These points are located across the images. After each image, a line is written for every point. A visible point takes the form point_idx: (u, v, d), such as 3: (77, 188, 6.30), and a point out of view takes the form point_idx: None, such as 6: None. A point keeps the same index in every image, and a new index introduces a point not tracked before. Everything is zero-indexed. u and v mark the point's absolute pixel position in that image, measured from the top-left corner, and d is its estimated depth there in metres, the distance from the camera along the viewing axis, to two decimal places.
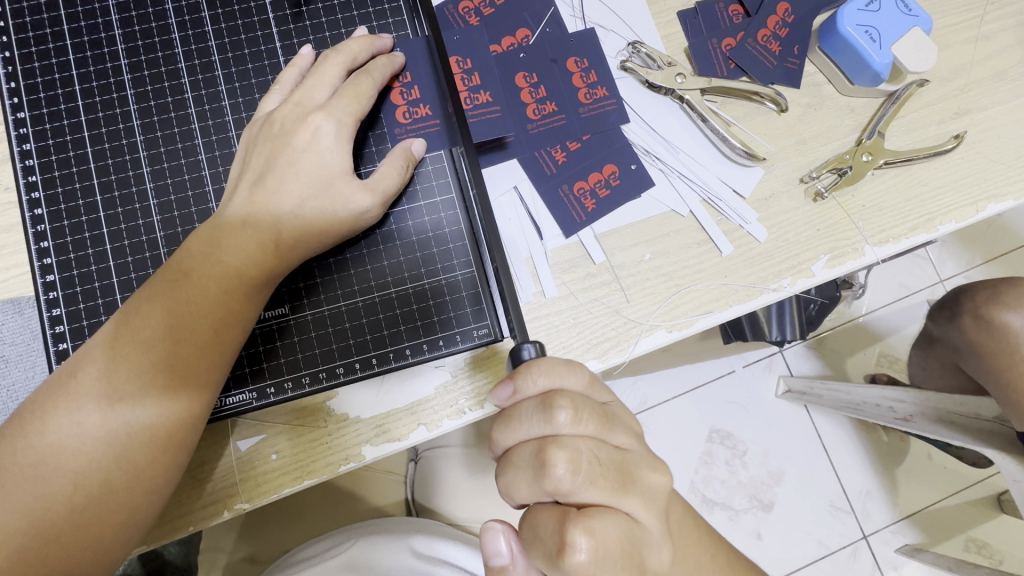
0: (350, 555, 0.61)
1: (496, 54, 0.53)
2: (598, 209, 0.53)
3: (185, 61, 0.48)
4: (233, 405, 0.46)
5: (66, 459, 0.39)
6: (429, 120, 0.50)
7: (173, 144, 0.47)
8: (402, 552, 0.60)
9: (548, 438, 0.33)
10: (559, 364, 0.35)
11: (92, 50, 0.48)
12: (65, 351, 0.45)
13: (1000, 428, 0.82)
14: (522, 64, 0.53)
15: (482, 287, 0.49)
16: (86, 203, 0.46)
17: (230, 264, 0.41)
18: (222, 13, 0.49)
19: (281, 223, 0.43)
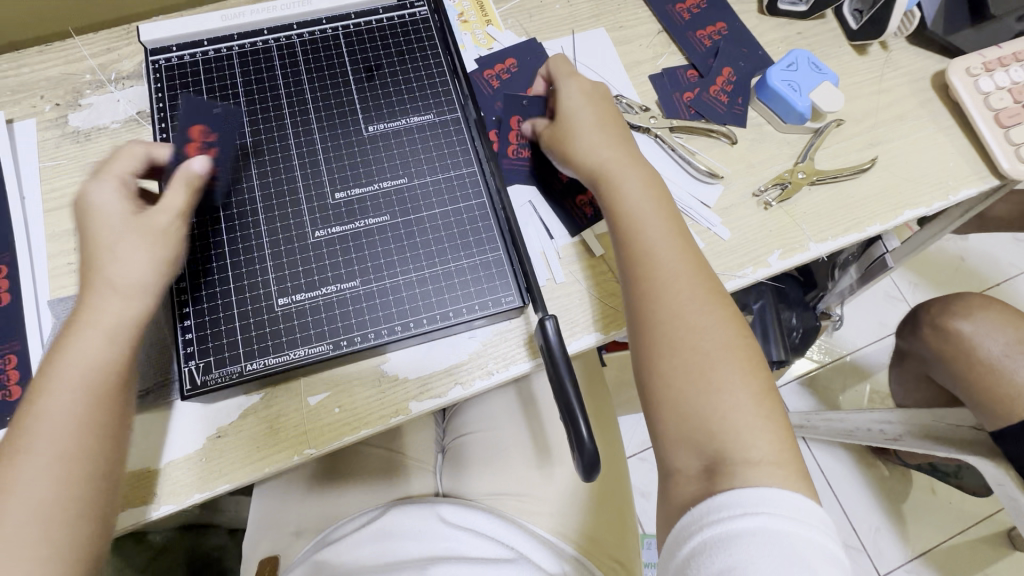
0: (382, 523, 0.68)
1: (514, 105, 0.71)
2: (597, 215, 0.67)
3: (288, 104, 0.63)
4: (311, 355, 0.56)
5: (20, 480, 0.44)
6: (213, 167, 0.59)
7: (276, 163, 0.61)
8: (429, 518, 0.68)
9: (580, 89, 0.65)
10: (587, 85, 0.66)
11: (221, 101, 0.63)
12: (187, 316, 0.55)
13: (979, 435, 0.90)
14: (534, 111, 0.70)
15: (515, 265, 0.60)
16: (210, 204, 0.59)
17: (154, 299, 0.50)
18: (315, 76, 0.65)
19: (112, 277, 0.49)
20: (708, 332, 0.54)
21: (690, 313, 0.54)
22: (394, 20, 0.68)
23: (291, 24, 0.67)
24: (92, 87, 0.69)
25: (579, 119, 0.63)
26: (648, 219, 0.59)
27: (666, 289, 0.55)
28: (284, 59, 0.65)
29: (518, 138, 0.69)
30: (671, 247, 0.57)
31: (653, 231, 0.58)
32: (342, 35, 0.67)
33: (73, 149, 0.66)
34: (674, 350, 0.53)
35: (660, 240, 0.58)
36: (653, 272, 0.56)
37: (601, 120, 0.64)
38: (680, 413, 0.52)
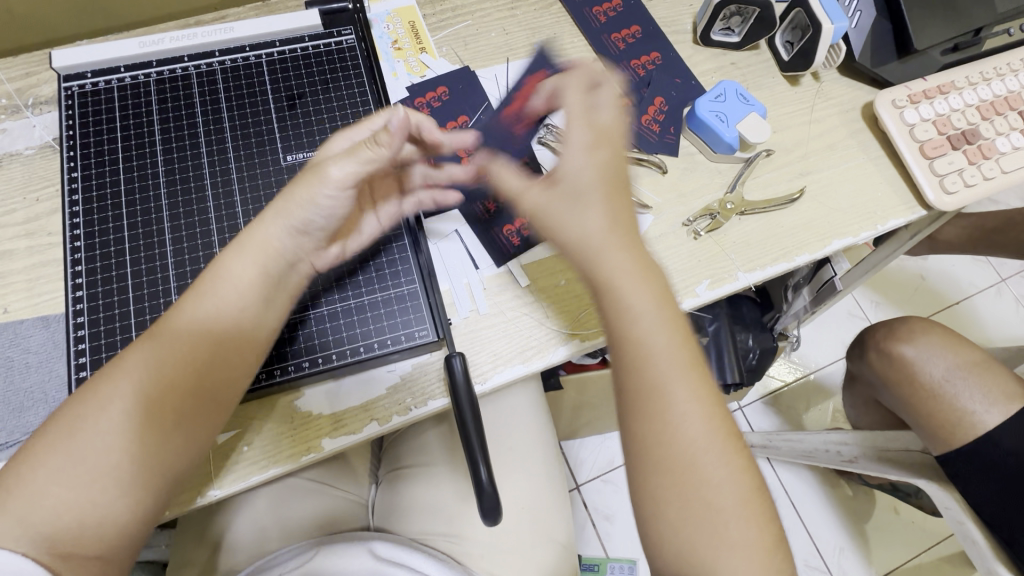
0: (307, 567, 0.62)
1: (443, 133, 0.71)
2: (524, 245, 0.66)
3: (205, 134, 0.62)
4: None
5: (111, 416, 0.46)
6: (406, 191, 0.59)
7: (189, 195, 0.60)
8: (363, 557, 0.62)
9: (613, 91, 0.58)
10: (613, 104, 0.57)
11: (135, 130, 0.62)
12: (83, 352, 0.54)
13: (923, 457, 0.92)
14: None
15: (429, 296, 0.61)
16: (116, 238, 0.58)
17: (228, 300, 0.51)
18: (236, 105, 0.64)
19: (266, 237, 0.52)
20: (691, 423, 0.49)
21: (678, 396, 0.49)
22: (320, 48, 0.68)
23: (213, 51, 0.66)
24: (6, 112, 0.67)
25: (559, 202, 0.53)
26: (646, 329, 0.50)
27: (667, 377, 0.49)
28: (203, 87, 0.64)
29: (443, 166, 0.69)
30: (661, 320, 0.51)
31: (653, 318, 0.51)
32: (265, 63, 0.66)
33: None
34: (659, 436, 0.49)
35: (645, 317, 0.51)
36: (654, 358, 0.50)
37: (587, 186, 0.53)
38: (655, 503, 0.49)
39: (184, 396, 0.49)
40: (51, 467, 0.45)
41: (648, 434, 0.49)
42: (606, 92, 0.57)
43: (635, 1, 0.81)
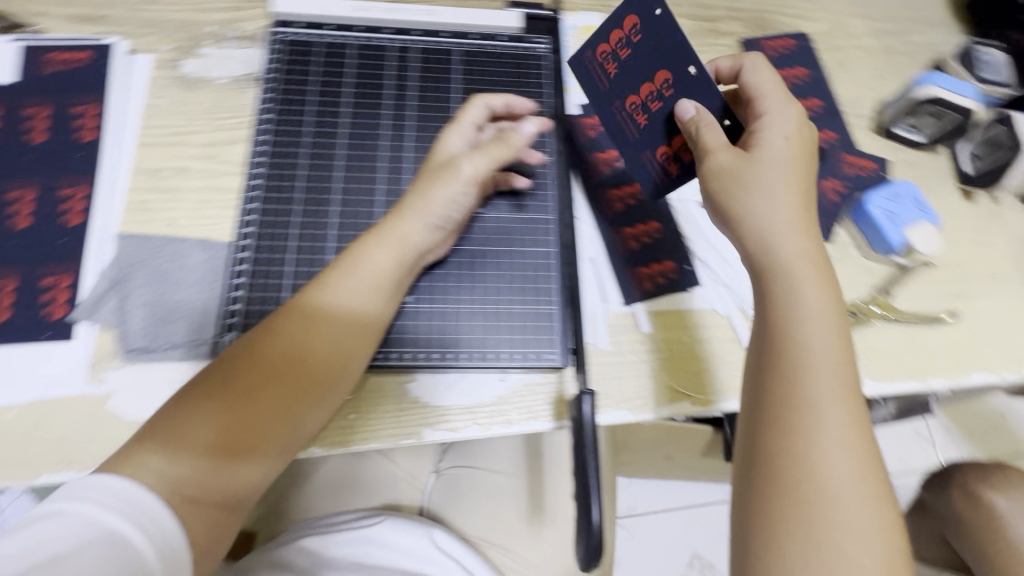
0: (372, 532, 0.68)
1: (604, 159, 0.70)
2: (654, 291, 0.66)
3: (388, 106, 0.64)
4: None
5: (252, 386, 0.48)
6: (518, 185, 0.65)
7: (364, 161, 0.61)
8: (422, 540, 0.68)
9: (787, 126, 0.56)
10: (788, 111, 0.57)
11: (328, 86, 0.64)
12: (239, 287, 0.56)
13: None
14: (626, 172, 0.70)
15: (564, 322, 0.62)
16: (290, 185, 0.60)
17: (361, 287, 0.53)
18: (424, 85, 0.65)
19: (411, 227, 0.55)
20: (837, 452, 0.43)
21: (827, 434, 0.44)
22: (513, 50, 0.68)
23: (414, 29, 0.67)
24: (212, 40, 0.71)
25: (767, 163, 0.53)
26: (808, 311, 0.48)
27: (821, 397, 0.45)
28: (398, 61, 0.66)
29: (604, 191, 0.69)
30: (836, 378, 0.46)
31: (816, 327, 0.47)
32: (457, 53, 0.67)
33: (177, 93, 0.68)
34: (809, 469, 0.43)
35: (823, 350, 0.46)
36: (817, 386, 0.46)
37: (791, 201, 0.52)
38: None
39: (334, 348, 0.51)
40: (200, 410, 0.47)
41: (786, 457, 0.44)
42: (776, 109, 0.57)
43: (819, 77, 0.79)
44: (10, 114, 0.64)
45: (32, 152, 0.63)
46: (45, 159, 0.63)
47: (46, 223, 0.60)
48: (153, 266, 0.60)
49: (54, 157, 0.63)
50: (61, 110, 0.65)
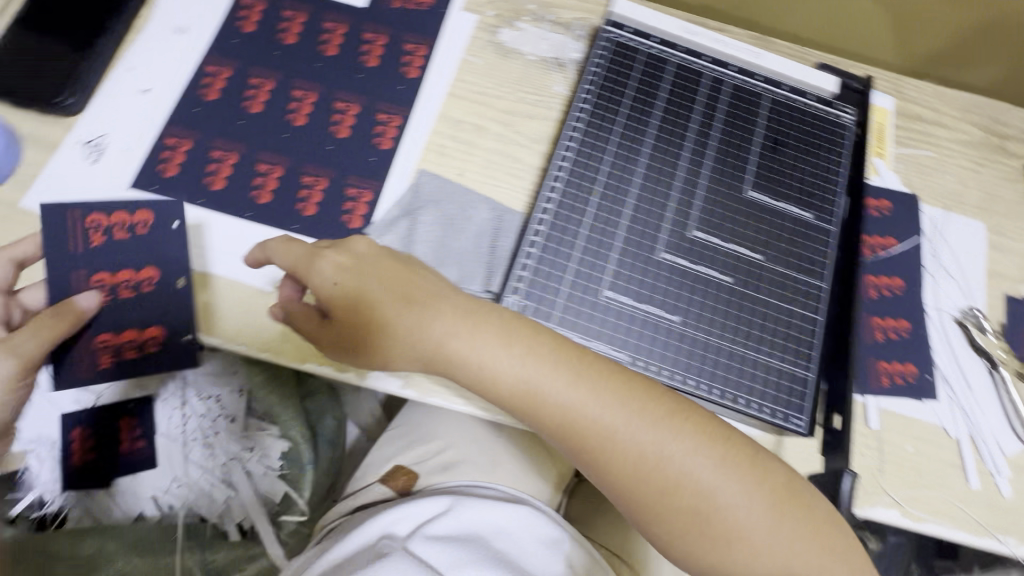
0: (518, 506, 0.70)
1: (894, 249, 0.70)
2: (889, 389, 0.64)
3: (696, 129, 0.64)
4: None
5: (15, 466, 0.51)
6: (216, 184, 0.62)
7: (662, 174, 0.62)
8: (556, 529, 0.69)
9: (334, 261, 0.53)
10: (294, 246, 0.53)
11: (644, 94, 0.65)
12: (530, 254, 0.58)
13: None
14: (912, 269, 0.69)
15: (821, 399, 0.57)
16: (592, 176, 0.62)
17: (484, 344, 0.50)
18: (731, 118, 0.65)
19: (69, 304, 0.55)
20: (727, 490, 0.49)
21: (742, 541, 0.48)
22: (819, 111, 0.68)
23: (731, 64, 0.68)
24: (530, 17, 0.75)
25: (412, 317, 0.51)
26: (571, 407, 0.50)
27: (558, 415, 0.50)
28: (712, 88, 0.66)
29: (904, 282, 0.68)
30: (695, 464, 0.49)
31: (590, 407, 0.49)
32: (768, 97, 0.67)
33: (491, 57, 0.73)
34: (695, 527, 0.49)
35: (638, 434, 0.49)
36: (601, 456, 0.50)
37: (398, 299, 0.52)
38: None
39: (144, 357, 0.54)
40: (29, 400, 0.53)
41: (631, 493, 0.50)
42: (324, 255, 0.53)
43: None
44: (355, 34, 0.70)
45: (364, 73, 0.68)
46: (373, 82, 0.68)
47: (361, 139, 0.66)
48: (445, 209, 0.64)
49: (381, 83, 0.68)
50: (396, 43, 0.70)
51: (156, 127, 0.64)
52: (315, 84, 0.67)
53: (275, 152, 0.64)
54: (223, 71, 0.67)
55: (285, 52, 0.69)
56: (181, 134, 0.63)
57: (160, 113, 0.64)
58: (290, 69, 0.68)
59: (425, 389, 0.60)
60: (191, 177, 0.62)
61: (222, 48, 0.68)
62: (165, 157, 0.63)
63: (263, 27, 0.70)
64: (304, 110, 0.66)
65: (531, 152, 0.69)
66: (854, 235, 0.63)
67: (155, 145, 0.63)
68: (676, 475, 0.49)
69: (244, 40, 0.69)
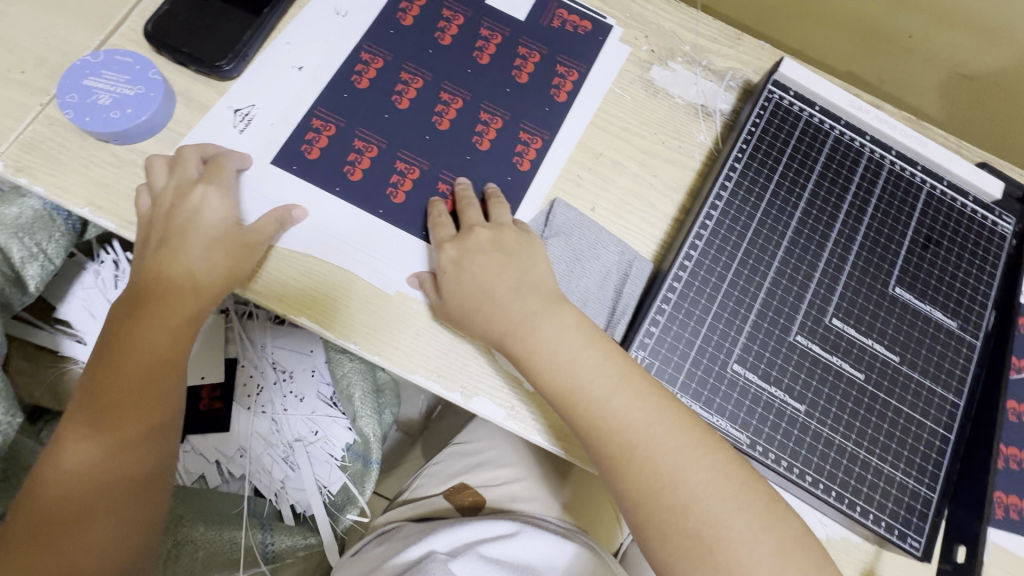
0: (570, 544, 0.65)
1: None
2: (1002, 522, 0.60)
3: (847, 212, 0.62)
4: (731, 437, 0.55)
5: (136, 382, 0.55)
6: (354, 173, 0.62)
7: (806, 254, 0.60)
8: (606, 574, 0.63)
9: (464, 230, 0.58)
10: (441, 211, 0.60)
11: (798, 165, 0.63)
12: (662, 311, 0.57)
13: None
14: None
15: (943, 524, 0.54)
16: (736, 242, 0.60)
17: (587, 365, 0.52)
18: (884, 207, 0.63)
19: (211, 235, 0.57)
20: (734, 524, 0.47)
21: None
22: (978, 214, 0.64)
23: (893, 148, 0.65)
24: (684, 58, 0.72)
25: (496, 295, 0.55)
26: (618, 420, 0.50)
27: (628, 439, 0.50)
28: (868, 172, 0.64)
29: None
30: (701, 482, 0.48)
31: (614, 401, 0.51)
32: (926, 190, 0.64)
33: (640, 93, 0.70)
34: (697, 556, 0.47)
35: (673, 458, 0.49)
36: (633, 467, 0.49)
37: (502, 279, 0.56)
38: None
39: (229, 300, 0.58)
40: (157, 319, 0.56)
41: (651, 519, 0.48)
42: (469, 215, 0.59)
43: None
44: (509, 45, 0.68)
45: (513, 88, 0.67)
46: (520, 99, 0.67)
47: (501, 156, 0.64)
48: (573, 244, 0.62)
49: (527, 102, 0.67)
50: (549, 63, 0.69)
51: (304, 107, 0.63)
52: (464, 90, 0.66)
53: (416, 155, 0.63)
54: (377, 60, 0.66)
55: (438, 52, 0.67)
56: (329, 118, 0.63)
57: (310, 92, 0.64)
58: (441, 70, 0.66)
59: (531, 425, 0.57)
60: (332, 164, 0.62)
61: (377, 37, 0.67)
62: (310, 139, 0.62)
63: (420, 22, 0.68)
64: (449, 115, 0.65)
65: (665, 200, 0.66)
66: (998, 354, 0.59)
67: (302, 126, 0.63)
68: (688, 497, 0.48)
69: (400, 32, 0.67)
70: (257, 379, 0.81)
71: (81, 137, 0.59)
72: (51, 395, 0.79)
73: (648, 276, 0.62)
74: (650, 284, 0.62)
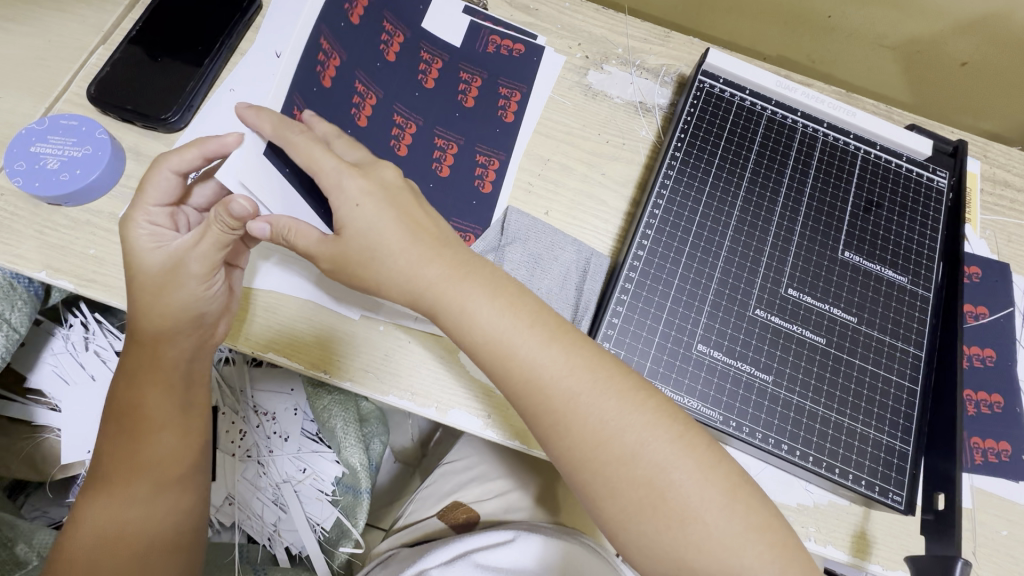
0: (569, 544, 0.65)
1: (985, 316, 0.67)
2: (982, 467, 0.61)
3: (788, 186, 0.64)
4: (703, 415, 0.55)
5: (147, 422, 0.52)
6: None
7: (754, 229, 0.62)
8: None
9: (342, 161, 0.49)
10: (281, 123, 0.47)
11: (736, 147, 0.65)
12: (621, 302, 0.58)
13: None
14: (1007, 340, 0.66)
15: (920, 475, 0.55)
16: (685, 227, 0.61)
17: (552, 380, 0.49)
18: (823, 176, 0.65)
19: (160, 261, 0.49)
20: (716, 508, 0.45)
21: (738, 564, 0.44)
22: (913, 173, 0.67)
23: (824, 121, 0.68)
24: (618, 60, 0.75)
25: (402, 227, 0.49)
26: None
27: (614, 438, 0.45)
28: (805, 145, 0.66)
29: (998, 355, 0.66)
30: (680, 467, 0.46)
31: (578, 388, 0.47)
32: (861, 156, 0.67)
33: (579, 97, 0.73)
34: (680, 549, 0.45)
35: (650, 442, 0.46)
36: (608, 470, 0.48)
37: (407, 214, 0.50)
38: None
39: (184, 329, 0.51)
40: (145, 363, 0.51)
41: (639, 517, 0.45)
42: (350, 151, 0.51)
43: None
44: (453, 70, 0.69)
45: (462, 112, 0.68)
46: (472, 123, 0.68)
47: (462, 180, 0.66)
48: (531, 249, 0.63)
49: (480, 124, 0.68)
50: (491, 86, 0.70)
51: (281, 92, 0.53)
52: (416, 114, 0.65)
53: None
54: (334, 56, 0.59)
55: (388, 67, 0.64)
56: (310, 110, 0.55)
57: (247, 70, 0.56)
58: (392, 90, 0.64)
59: (507, 431, 0.58)
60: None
61: (334, 28, 0.59)
62: None
63: (367, 23, 0.63)
64: (406, 140, 0.64)
65: (616, 196, 0.68)
66: (950, 305, 0.61)
67: None
68: None
69: (351, 28, 0.61)
70: (239, 424, 0.80)
71: (32, 203, 0.60)
72: (26, 465, 0.79)
73: (607, 271, 0.64)
74: (609, 278, 0.64)
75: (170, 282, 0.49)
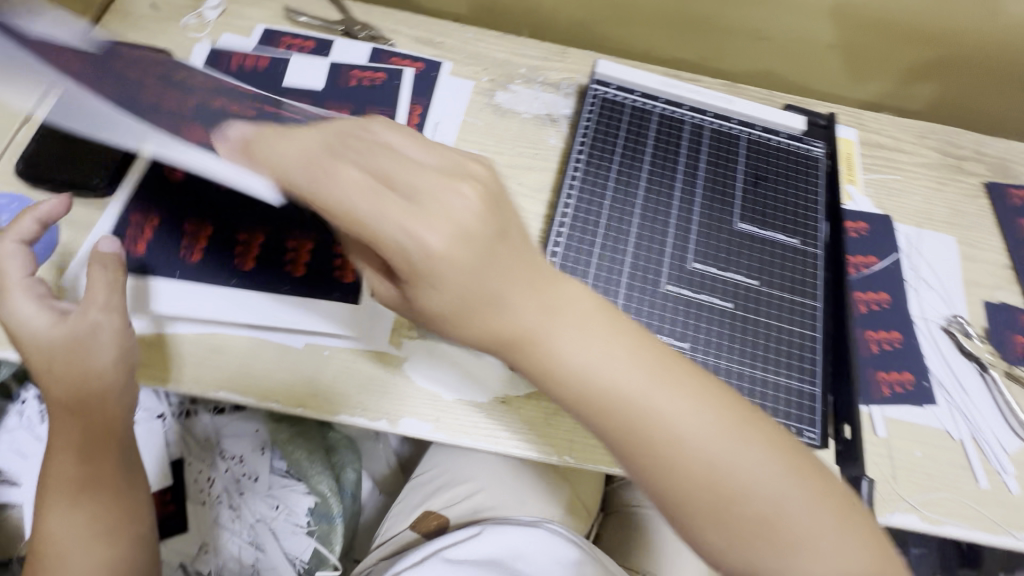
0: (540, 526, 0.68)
1: (874, 264, 0.75)
2: (891, 398, 0.68)
3: (683, 172, 0.71)
4: None
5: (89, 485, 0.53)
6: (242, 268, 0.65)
7: (657, 215, 0.68)
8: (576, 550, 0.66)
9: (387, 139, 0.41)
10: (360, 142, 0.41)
11: (633, 143, 0.72)
12: None
13: None
14: (895, 282, 0.74)
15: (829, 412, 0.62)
16: (595, 221, 0.67)
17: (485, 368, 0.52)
18: (713, 159, 0.72)
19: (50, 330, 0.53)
20: None
21: None
22: (792, 147, 0.75)
23: (709, 110, 0.76)
24: (522, 80, 0.82)
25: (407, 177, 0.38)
26: None
27: (568, 404, 0.40)
28: (693, 134, 0.74)
29: (890, 297, 0.73)
30: None
31: None
32: (744, 137, 0.74)
33: (490, 117, 0.79)
34: None
35: None
36: None
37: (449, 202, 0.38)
38: None
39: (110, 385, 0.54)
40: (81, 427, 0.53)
41: None
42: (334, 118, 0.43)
43: None
44: None
45: None
46: None
47: None
48: None
49: None
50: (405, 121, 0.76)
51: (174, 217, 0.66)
52: None
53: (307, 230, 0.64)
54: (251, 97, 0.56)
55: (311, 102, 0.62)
56: None
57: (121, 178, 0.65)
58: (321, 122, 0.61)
59: (458, 431, 0.61)
60: (163, 251, 0.65)
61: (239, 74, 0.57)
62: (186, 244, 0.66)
63: None
64: None
65: (534, 201, 0.74)
66: (836, 258, 0.69)
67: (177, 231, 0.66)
68: None
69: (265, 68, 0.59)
70: (207, 471, 0.82)
71: None
72: None
73: None
74: None
75: (71, 347, 0.53)
